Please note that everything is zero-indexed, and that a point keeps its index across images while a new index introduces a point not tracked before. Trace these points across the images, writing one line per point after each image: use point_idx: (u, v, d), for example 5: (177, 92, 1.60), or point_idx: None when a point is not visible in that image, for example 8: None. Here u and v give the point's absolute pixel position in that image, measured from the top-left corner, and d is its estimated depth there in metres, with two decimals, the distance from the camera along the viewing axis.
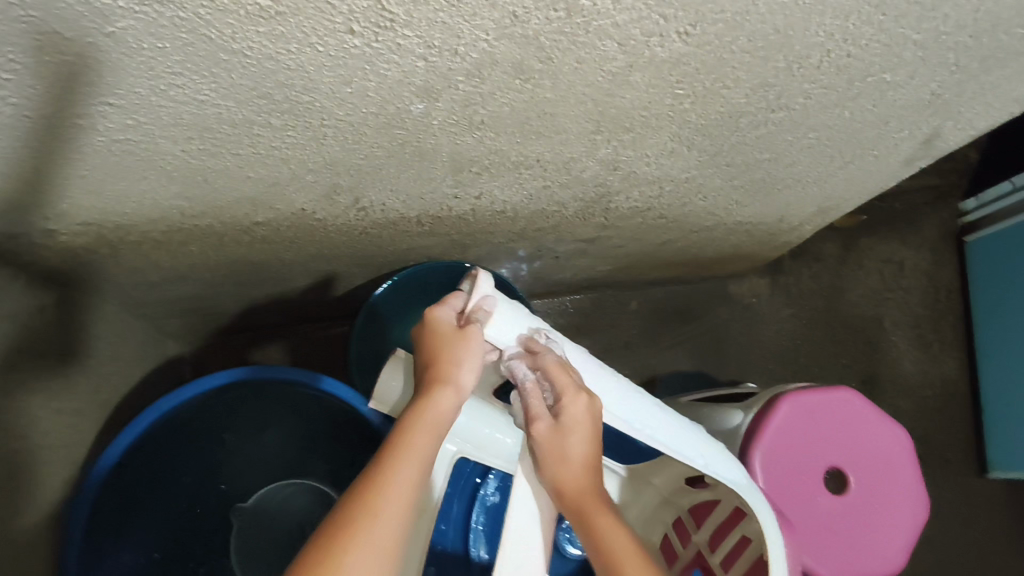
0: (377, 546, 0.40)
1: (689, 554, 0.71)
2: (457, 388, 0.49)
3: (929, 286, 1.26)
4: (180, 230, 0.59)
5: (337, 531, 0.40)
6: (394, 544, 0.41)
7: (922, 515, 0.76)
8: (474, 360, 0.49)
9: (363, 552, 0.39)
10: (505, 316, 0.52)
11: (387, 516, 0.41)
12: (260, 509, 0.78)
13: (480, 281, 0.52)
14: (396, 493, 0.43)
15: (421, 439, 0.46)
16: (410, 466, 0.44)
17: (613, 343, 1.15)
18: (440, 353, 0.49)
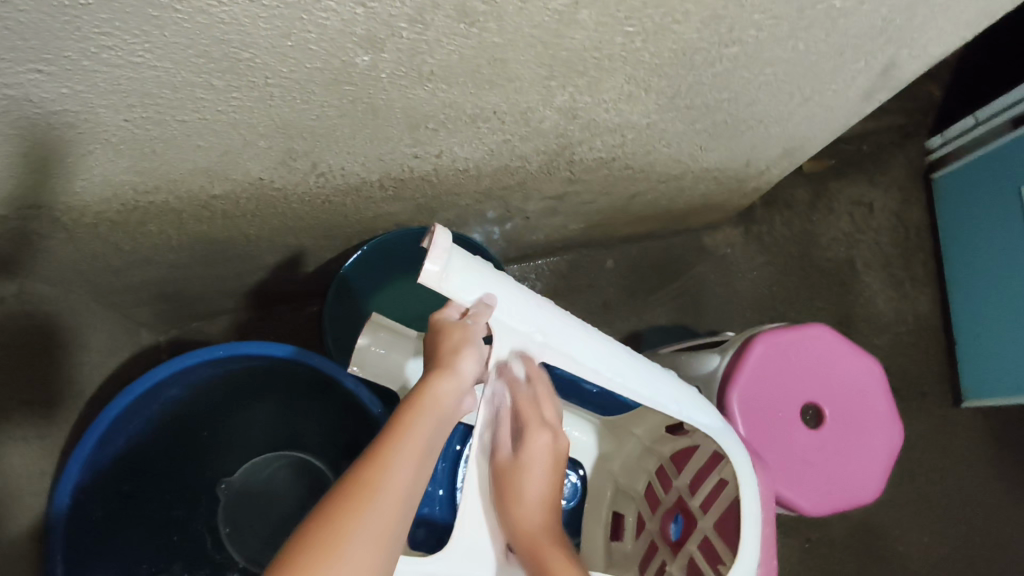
0: (378, 524, 0.38)
1: (670, 499, 0.70)
2: (461, 373, 0.48)
3: (898, 225, 1.28)
4: (136, 209, 0.58)
5: (337, 507, 0.38)
6: (397, 525, 0.39)
7: (898, 439, 0.78)
8: (473, 349, 0.49)
9: (364, 529, 0.37)
10: (465, 275, 0.50)
11: (389, 494, 0.39)
12: (246, 484, 0.81)
13: (436, 236, 0.47)
14: (399, 471, 0.40)
15: (424, 421, 0.44)
16: (412, 445, 0.42)
17: (592, 302, 1.15)
18: (441, 346, 0.49)
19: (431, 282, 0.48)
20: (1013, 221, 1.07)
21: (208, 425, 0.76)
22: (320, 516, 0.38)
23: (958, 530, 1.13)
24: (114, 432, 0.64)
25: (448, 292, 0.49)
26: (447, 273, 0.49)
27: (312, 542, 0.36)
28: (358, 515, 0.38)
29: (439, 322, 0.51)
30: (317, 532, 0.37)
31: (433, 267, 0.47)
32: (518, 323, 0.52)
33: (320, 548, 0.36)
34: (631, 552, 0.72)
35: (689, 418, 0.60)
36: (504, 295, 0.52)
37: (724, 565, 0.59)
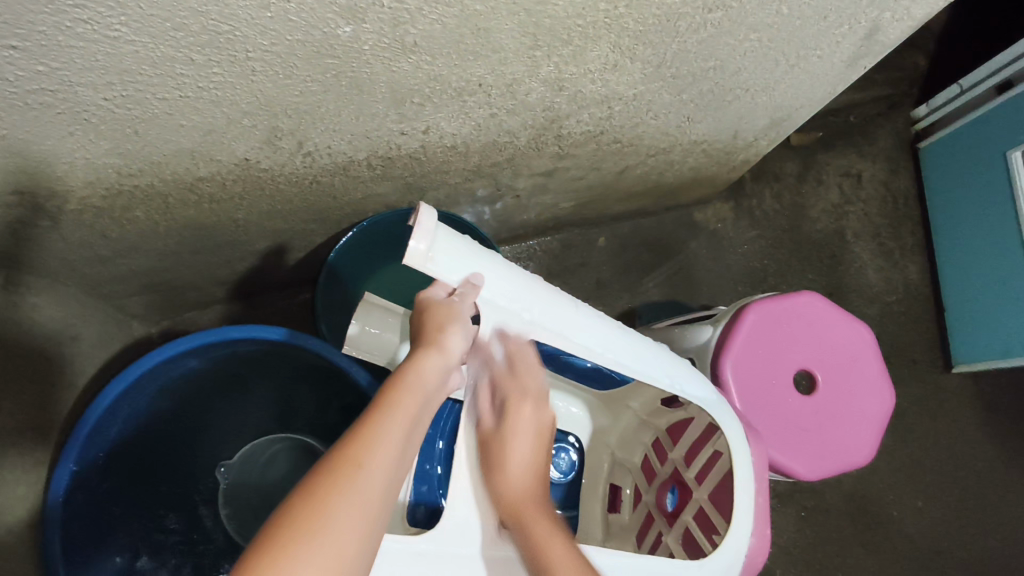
0: (363, 498, 0.38)
1: (666, 470, 0.71)
2: (447, 351, 0.48)
3: (887, 196, 1.29)
4: (121, 193, 0.57)
5: (321, 481, 0.38)
6: (382, 500, 0.39)
7: (889, 403, 0.78)
8: (458, 328, 0.50)
9: (349, 503, 0.37)
10: (451, 253, 0.50)
11: (374, 469, 0.39)
12: (245, 470, 0.79)
13: (421, 216, 0.47)
14: (384, 446, 0.40)
15: (410, 396, 0.44)
16: (398, 422, 0.42)
17: (586, 280, 1.15)
18: (428, 324, 0.49)
19: (417, 262, 0.48)
20: (1001, 187, 1.08)
21: (202, 410, 0.76)
22: (306, 489, 0.37)
23: (951, 494, 1.15)
24: (109, 418, 0.65)
25: (433, 272, 0.49)
26: (432, 252, 0.49)
27: (298, 516, 0.36)
28: (345, 489, 0.38)
29: (426, 302, 0.51)
30: (303, 505, 0.37)
31: (419, 246, 0.47)
32: (505, 302, 0.53)
33: (306, 521, 0.36)
34: (629, 523, 0.73)
35: (682, 392, 0.60)
36: (492, 273, 0.52)
37: (717, 535, 0.60)
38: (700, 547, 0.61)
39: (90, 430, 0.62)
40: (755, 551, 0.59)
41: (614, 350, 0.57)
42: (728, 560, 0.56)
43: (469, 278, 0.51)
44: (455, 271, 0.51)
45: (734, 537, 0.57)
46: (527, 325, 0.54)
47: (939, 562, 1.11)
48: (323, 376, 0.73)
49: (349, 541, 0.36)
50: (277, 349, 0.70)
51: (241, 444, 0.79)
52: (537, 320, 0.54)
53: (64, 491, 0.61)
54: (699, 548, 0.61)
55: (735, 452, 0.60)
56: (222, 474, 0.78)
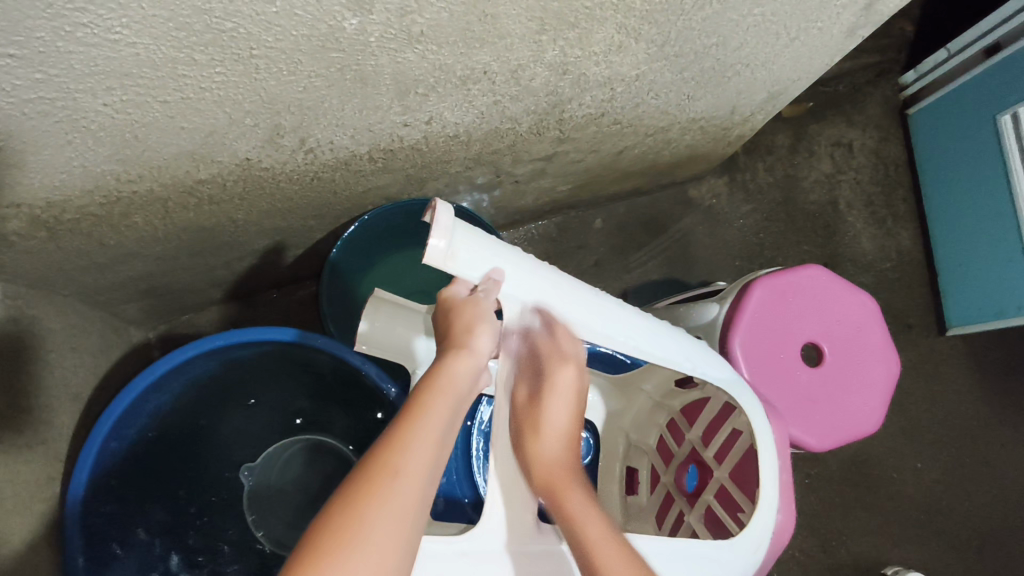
0: (400, 507, 0.38)
1: (683, 451, 0.71)
2: (477, 351, 0.48)
3: (878, 163, 1.29)
4: (119, 200, 0.55)
5: (359, 492, 0.37)
6: (418, 509, 0.38)
7: (896, 370, 0.79)
8: (488, 326, 0.50)
9: (384, 514, 0.37)
10: (470, 251, 0.49)
11: (408, 478, 0.39)
12: (267, 471, 0.79)
13: (439, 213, 0.46)
14: (417, 455, 0.40)
15: (441, 400, 0.44)
16: (428, 429, 0.42)
17: (584, 262, 1.15)
18: (454, 325, 0.49)
19: (437, 260, 0.48)
20: (991, 151, 1.09)
21: (217, 413, 0.75)
22: (342, 501, 0.37)
23: (948, 454, 1.17)
24: (121, 429, 0.63)
25: (454, 268, 0.49)
26: (452, 250, 0.48)
27: (335, 531, 0.36)
28: (379, 501, 0.37)
29: (449, 303, 0.51)
30: (340, 519, 0.36)
31: (438, 244, 0.47)
32: (528, 294, 0.52)
33: (345, 535, 0.36)
34: (648, 505, 0.74)
35: (704, 373, 0.61)
36: (514, 268, 0.52)
37: (743, 516, 0.60)
38: (725, 525, 0.62)
39: (104, 443, 0.61)
40: (782, 528, 0.60)
41: (635, 337, 0.58)
42: (756, 537, 0.57)
43: (491, 273, 0.50)
44: (475, 268, 0.50)
45: (760, 513, 0.58)
46: (547, 317, 0.54)
47: (940, 520, 1.14)
48: (337, 376, 0.72)
49: (387, 555, 0.36)
50: (290, 351, 0.69)
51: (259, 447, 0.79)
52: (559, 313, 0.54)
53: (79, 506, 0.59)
54: (724, 527, 0.62)
55: (756, 432, 0.60)
56: (246, 477, 0.78)
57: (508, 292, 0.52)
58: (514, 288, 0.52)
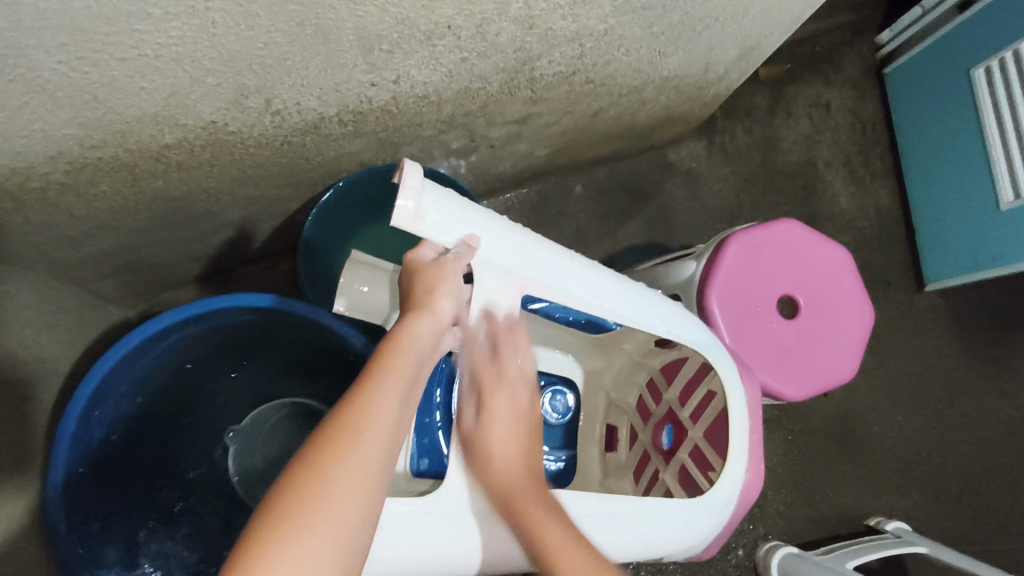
0: (363, 466, 0.38)
1: (660, 411, 0.72)
2: (440, 312, 0.48)
3: (855, 123, 1.30)
4: (85, 167, 0.55)
5: (321, 453, 0.38)
6: (382, 463, 0.40)
7: (870, 324, 0.80)
8: (451, 285, 0.50)
9: (347, 472, 0.38)
10: (440, 212, 0.51)
11: (373, 433, 0.40)
12: (252, 432, 0.80)
13: (406, 172, 0.49)
14: (381, 411, 0.41)
15: (403, 357, 0.44)
16: (392, 386, 0.43)
17: (565, 228, 1.15)
18: (417, 286, 0.49)
19: (406, 220, 0.49)
20: (967, 107, 1.11)
21: (201, 365, 0.74)
22: (303, 461, 0.38)
23: (927, 406, 1.20)
24: (101, 397, 0.63)
25: (423, 230, 0.50)
26: (421, 210, 0.50)
27: (299, 488, 0.37)
28: (343, 457, 0.38)
29: (413, 264, 0.51)
30: (304, 476, 0.37)
31: (406, 204, 0.49)
32: (498, 255, 0.54)
33: (309, 491, 0.36)
34: (625, 462, 0.75)
35: (677, 335, 0.62)
36: (485, 231, 0.53)
37: (712, 473, 0.62)
38: (696, 482, 0.64)
39: (84, 411, 0.61)
40: (750, 485, 0.62)
41: (608, 300, 0.59)
42: (724, 494, 0.60)
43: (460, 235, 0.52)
44: (445, 229, 0.51)
45: (729, 472, 0.60)
46: (519, 279, 0.55)
47: (920, 471, 1.17)
48: (317, 342, 0.72)
49: (355, 509, 0.37)
50: (268, 317, 0.69)
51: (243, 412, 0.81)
52: (529, 274, 0.55)
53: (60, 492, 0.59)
54: (695, 484, 0.64)
55: (728, 391, 0.62)
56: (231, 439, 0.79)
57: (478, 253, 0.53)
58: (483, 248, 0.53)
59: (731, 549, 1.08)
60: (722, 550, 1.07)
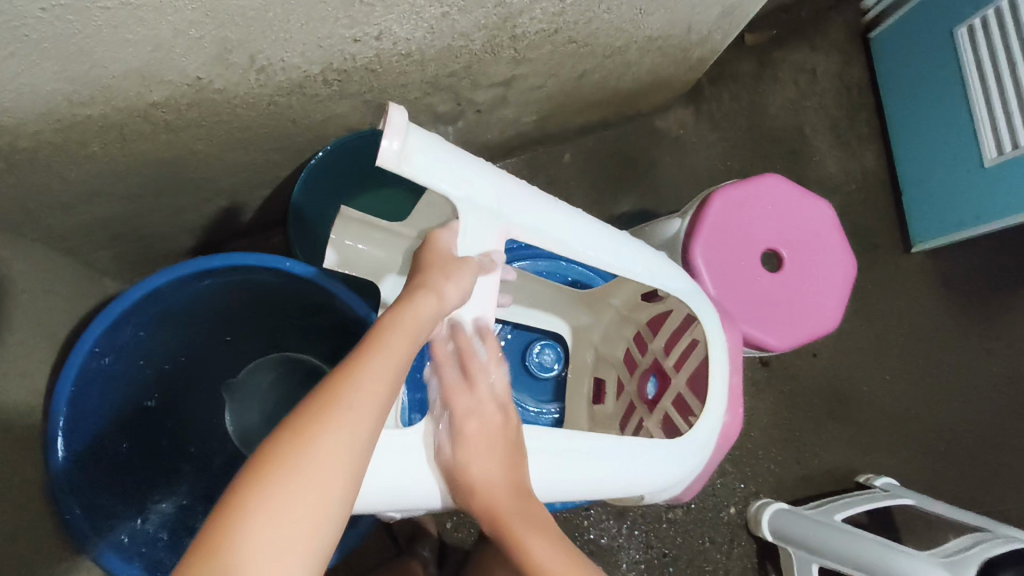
0: (343, 439, 0.40)
1: (646, 362, 0.74)
2: (445, 297, 0.48)
3: (841, 87, 1.31)
4: (74, 126, 0.56)
5: (304, 421, 0.40)
6: (361, 444, 0.40)
7: (852, 275, 0.82)
8: (467, 267, 0.51)
9: (326, 442, 0.39)
10: (426, 155, 0.50)
11: (356, 413, 0.41)
12: (247, 383, 0.83)
13: (391, 115, 0.47)
14: (367, 392, 0.41)
15: (398, 338, 0.44)
16: (383, 365, 0.43)
17: (554, 197, 1.16)
18: (429, 267, 0.50)
19: (391, 162, 0.48)
20: (950, 66, 1.12)
21: (202, 324, 0.75)
22: (287, 428, 0.40)
23: (914, 364, 1.22)
24: (101, 354, 0.65)
25: (408, 172, 0.49)
26: (409, 153, 0.49)
27: (275, 455, 0.39)
28: (324, 434, 0.39)
29: (436, 243, 0.52)
30: (282, 446, 0.39)
31: (391, 145, 0.47)
32: (483, 200, 0.54)
33: (286, 465, 0.38)
34: (612, 413, 0.77)
35: (663, 284, 0.64)
36: (470, 175, 0.53)
37: (694, 415, 0.65)
38: (678, 427, 0.66)
39: (83, 368, 0.62)
40: (730, 426, 0.65)
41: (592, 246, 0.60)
42: (705, 435, 0.62)
43: (446, 180, 0.52)
44: (430, 173, 0.51)
45: (709, 415, 0.62)
46: (504, 224, 0.55)
47: (908, 428, 1.19)
48: (312, 301, 0.74)
49: (331, 488, 0.39)
50: (262, 277, 0.71)
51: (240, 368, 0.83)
52: (513, 219, 0.55)
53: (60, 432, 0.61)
54: (676, 429, 0.66)
55: (709, 338, 0.64)
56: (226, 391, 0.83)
57: (462, 197, 0.53)
58: (467, 193, 0.53)
59: (723, 507, 1.10)
60: (715, 509, 1.09)
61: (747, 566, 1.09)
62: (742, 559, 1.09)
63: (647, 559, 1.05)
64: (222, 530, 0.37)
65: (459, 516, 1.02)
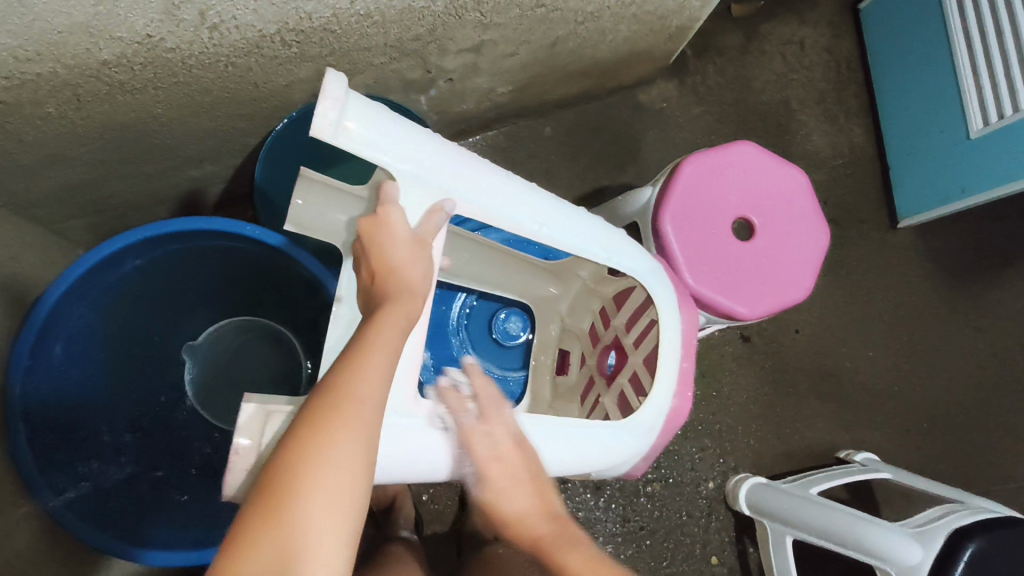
0: (362, 409, 0.41)
1: (608, 337, 0.74)
2: (417, 283, 0.50)
3: (829, 60, 1.29)
4: (24, 84, 0.55)
5: (325, 400, 0.41)
6: (374, 428, 0.42)
7: (825, 244, 0.81)
8: (411, 260, 0.50)
9: (349, 415, 0.41)
10: (369, 125, 0.49)
11: (364, 387, 0.42)
12: (212, 348, 0.85)
13: (327, 82, 0.47)
14: (371, 367, 0.43)
15: (385, 329, 0.46)
16: (377, 355, 0.44)
17: (534, 170, 1.15)
18: (391, 254, 0.50)
19: (327, 132, 0.47)
20: (939, 35, 1.10)
21: (158, 292, 0.76)
22: (310, 410, 0.41)
23: (898, 340, 1.21)
24: (55, 320, 0.65)
25: (347, 143, 0.48)
26: (348, 124, 0.48)
27: (305, 435, 0.40)
28: (341, 409, 0.41)
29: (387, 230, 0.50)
30: (309, 425, 0.40)
31: (328, 114, 0.47)
32: (428, 172, 0.53)
33: (313, 443, 0.39)
34: (574, 384, 0.77)
35: (615, 263, 0.63)
36: (416, 146, 0.52)
37: (643, 395, 0.64)
38: (630, 404, 0.66)
39: (34, 335, 0.63)
40: (678, 410, 0.64)
41: (546, 220, 0.59)
42: (651, 419, 0.63)
43: (387, 151, 0.51)
44: (370, 145, 0.50)
45: (655, 399, 0.63)
46: (450, 197, 0.54)
47: (891, 404, 1.18)
48: (275, 269, 0.74)
49: (358, 473, 0.40)
50: (223, 243, 0.71)
51: (205, 328, 0.85)
52: (460, 193, 0.55)
53: (20, 389, 0.62)
54: (628, 407, 0.66)
55: (661, 314, 0.64)
56: (187, 354, 0.83)
57: (402, 168, 0.52)
58: (407, 164, 0.52)
59: (702, 482, 1.10)
60: (693, 483, 1.09)
61: (724, 540, 1.09)
62: (720, 533, 1.09)
63: (624, 533, 1.06)
64: (268, 515, 0.37)
65: (435, 488, 1.03)
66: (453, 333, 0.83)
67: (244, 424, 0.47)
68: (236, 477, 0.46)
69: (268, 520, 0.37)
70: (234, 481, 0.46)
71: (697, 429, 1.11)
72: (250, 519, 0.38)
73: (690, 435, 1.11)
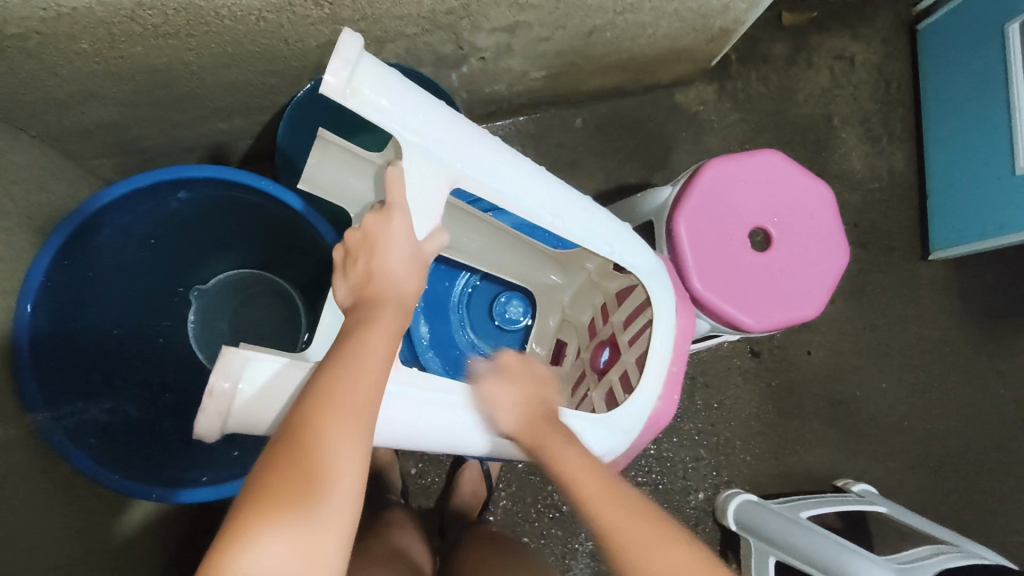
0: (377, 349, 0.47)
1: (604, 332, 0.73)
2: (411, 286, 0.51)
3: (880, 80, 1.25)
4: (61, 17, 0.57)
5: (348, 339, 0.46)
6: (366, 439, 0.44)
7: (843, 264, 0.79)
8: (396, 243, 0.51)
9: (365, 346, 0.46)
10: (381, 90, 0.49)
11: (380, 330, 0.47)
12: (217, 295, 0.89)
13: (342, 42, 0.47)
14: (386, 316, 0.48)
15: (375, 338, 0.47)
16: (366, 358, 0.46)
17: (559, 160, 1.14)
18: (390, 257, 0.50)
19: (337, 93, 0.47)
20: (996, 63, 1.06)
21: (168, 238, 0.78)
22: (341, 350, 0.46)
23: (915, 375, 1.17)
24: (70, 249, 0.67)
25: (356, 106, 0.49)
26: (359, 86, 0.48)
27: (335, 363, 0.45)
28: (362, 343, 0.46)
29: (389, 232, 0.51)
30: (339, 355, 0.46)
31: (339, 75, 0.47)
32: (437, 145, 0.52)
33: (341, 366, 0.45)
34: (567, 375, 0.77)
35: (618, 258, 0.63)
36: (428, 117, 0.52)
37: (629, 391, 0.65)
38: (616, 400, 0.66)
39: (49, 263, 0.65)
40: (660, 412, 0.65)
41: (552, 208, 0.59)
42: (632, 419, 0.63)
43: (397, 121, 0.50)
44: (379, 110, 0.49)
45: (639, 399, 0.63)
46: (456, 173, 0.54)
47: (898, 438, 1.15)
48: (286, 225, 0.76)
49: (353, 481, 0.42)
50: (239, 194, 0.72)
51: (215, 274, 0.89)
52: (466, 170, 0.54)
53: (31, 310, 0.65)
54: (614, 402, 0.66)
55: (655, 314, 0.64)
56: (194, 296, 0.87)
57: (410, 139, 0.51)
58: (415, 134, 0.51)
59: (691, 492, 1.08)
60: (682, 491, 1.08)
61: None
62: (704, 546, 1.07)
63: None
64: (300, 422, 0.42)
65: (424, 463, 1.04)
66: (454, 310, 0.84)
67: (224, 367, 0.47)
68: (208, 415, 0.48)
69: (304, 424, 0.42)
70: (205, 419, 0.48)
71: (694, 439, 1.10)
72: (288, 428, 0.42)
73: (685, 444, 1.09)
